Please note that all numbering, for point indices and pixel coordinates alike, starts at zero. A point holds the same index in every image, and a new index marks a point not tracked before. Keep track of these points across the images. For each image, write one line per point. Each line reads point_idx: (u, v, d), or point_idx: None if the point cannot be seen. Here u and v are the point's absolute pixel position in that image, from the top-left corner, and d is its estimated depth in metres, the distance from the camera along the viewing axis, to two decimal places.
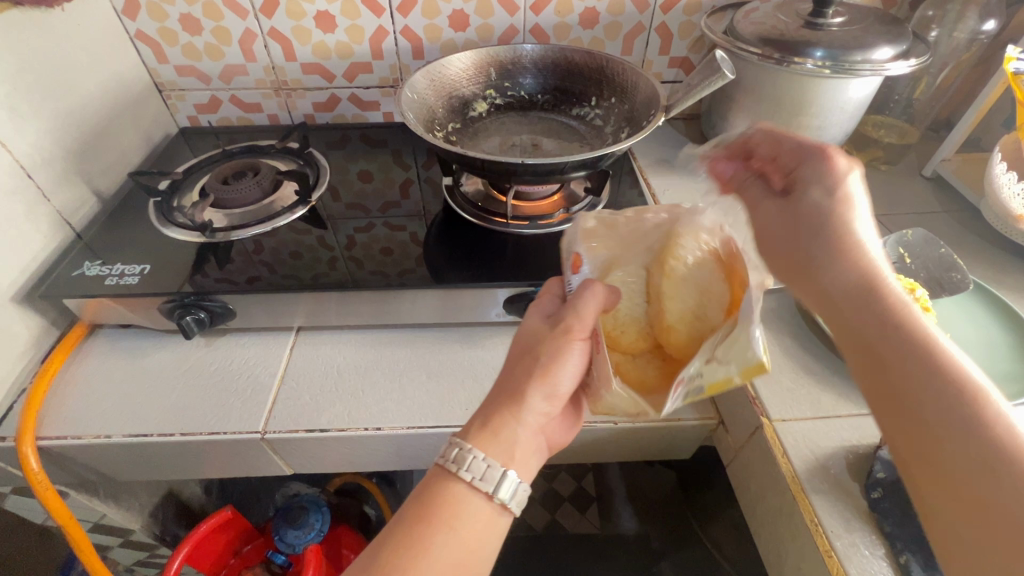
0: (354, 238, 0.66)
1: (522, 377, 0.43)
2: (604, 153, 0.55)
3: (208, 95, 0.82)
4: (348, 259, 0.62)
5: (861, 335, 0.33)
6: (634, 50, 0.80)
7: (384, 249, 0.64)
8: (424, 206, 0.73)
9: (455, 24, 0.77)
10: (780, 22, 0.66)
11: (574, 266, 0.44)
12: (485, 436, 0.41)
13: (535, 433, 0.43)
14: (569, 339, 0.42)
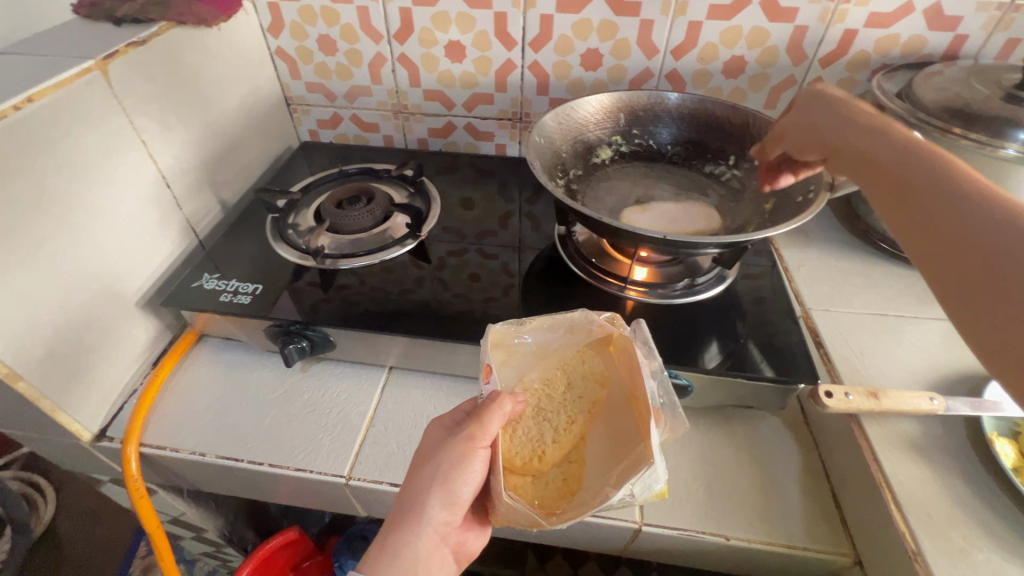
0: (445, 261, 0.66)
1: (420, 487, 0.42)
2: (755, 237, 0.48)
3: (331, 111, 0.84)
4: (436, 279, 0.63)
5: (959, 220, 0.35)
6: (779, 103, 0.73)
7: (474, 274, 0.64)
8: (520, 237, 0.71)
9: (587, 63, 0.73)
10: (975, 93, 0.56)
11: (485, 375, 0.44)
12: (383, 561, 0.39)
13: (436, 546, 0.42)
14: (467, 453, 0.40)
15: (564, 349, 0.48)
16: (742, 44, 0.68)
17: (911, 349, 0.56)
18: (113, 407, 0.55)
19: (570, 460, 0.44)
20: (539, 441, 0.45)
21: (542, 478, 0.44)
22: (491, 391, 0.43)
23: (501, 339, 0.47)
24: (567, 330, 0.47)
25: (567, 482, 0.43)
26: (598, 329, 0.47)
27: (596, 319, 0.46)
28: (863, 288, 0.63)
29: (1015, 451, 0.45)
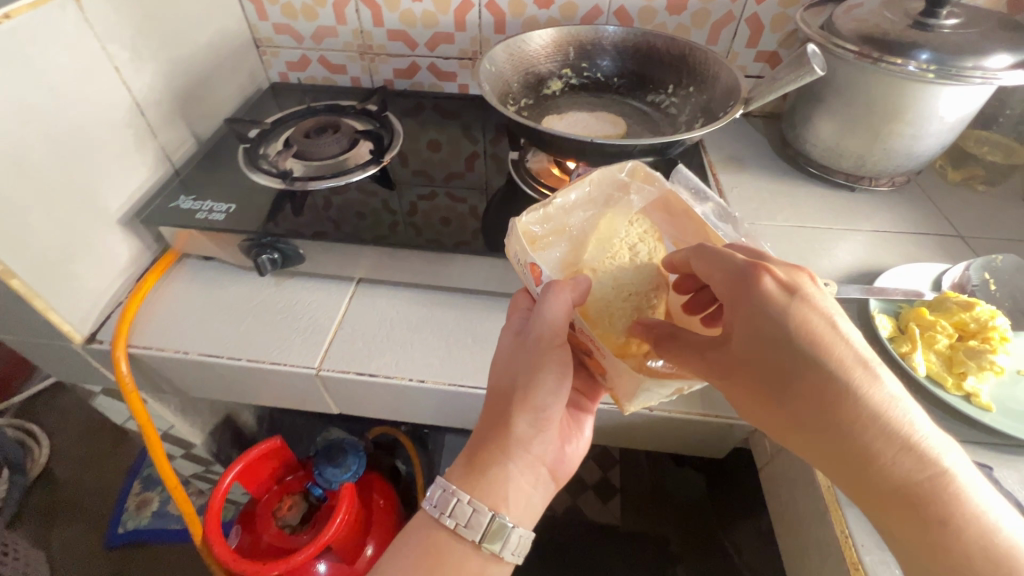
0: (415, 206, 0.67)
1: (506, 403, 0.44)
2: (676, 140, 0.54)
3: (300, 53, 0.87)
4: (408, 226, 0.63)
5: (789, 411, 0.35)
6: (720, 39, 0.78)
7: (445, 220, 0.65)
8: (488, 179, 0.75)
9: (540, 1, 0.77)
10: (885, 20, 0.61)
11: (536, 275, 0.43)
12: (471, 478, 0.43)
13: (530, 465, 0.45)
14: (544, 350, 0.43)
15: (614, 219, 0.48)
16: None
17: (823, 253, 0.63)
18: (101, 315, 0.61)
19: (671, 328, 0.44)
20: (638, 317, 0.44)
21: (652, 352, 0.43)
22: (546, 284, 0.42)
23: (534, 230, 0.46)
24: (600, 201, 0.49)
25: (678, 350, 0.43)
26: (628, 183, 0.49)
27: (616, 173, 0.49)
28: (788, 206, 0.70)
29: (892, 324, 0.52)
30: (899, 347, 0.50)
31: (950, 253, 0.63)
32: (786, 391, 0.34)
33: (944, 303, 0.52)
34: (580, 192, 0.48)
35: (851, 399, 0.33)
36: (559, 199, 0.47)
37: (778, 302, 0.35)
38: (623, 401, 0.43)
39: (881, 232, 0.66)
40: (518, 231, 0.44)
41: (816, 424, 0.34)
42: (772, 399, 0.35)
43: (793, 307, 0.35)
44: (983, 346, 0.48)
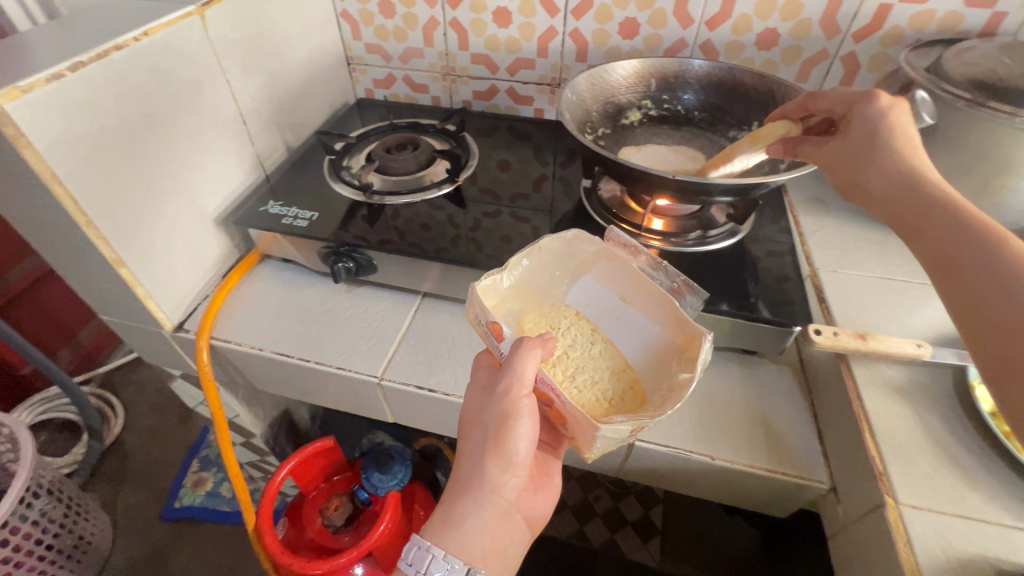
0: (480, 221, 0.69)
1: (477, 453, 0.44)
2: (760, 182, 0.53)
3: (386, 72, 0.92)
4: (469, 239, 0.65)
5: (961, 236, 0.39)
6: (811, 77, 0.75)
7: (507, 236, 0.67)
8: (553, 202, 0.75)
9: (625, 31, 0.77)
10: (1004, 67, 0.57)
11: (497, 334, 0.44)
12: (444, 531, 0.43)
13: (503, 517, 0.45)
14: (515, 402, 0.43)
15: (559, 288, 0.54)
16: (775, 16, 0.71)
17: (913, 310, 0.58)
18: (189, 306, 0.65)
19: (622, 374, 0.48)
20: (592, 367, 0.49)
21: (607, 396, 0.47)
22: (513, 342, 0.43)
23: (489, 293, 0.49)
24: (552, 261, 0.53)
25: (632, 389, 0.47)
26: (574, 241, 0.53)
27: (565, 238, 0.53)
28: (875, 255, 0.65)
29: (996, 398, 0.47)
30: (1003, 425, 0.45)
31: None
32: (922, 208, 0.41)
33: None
34: (531, 260, 0.52)
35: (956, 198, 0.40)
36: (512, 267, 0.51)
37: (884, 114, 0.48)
38: (584, 448, 0.43)
39: None
40: (476, 293, 0.46)
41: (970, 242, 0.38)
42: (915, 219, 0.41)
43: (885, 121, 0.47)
44: None
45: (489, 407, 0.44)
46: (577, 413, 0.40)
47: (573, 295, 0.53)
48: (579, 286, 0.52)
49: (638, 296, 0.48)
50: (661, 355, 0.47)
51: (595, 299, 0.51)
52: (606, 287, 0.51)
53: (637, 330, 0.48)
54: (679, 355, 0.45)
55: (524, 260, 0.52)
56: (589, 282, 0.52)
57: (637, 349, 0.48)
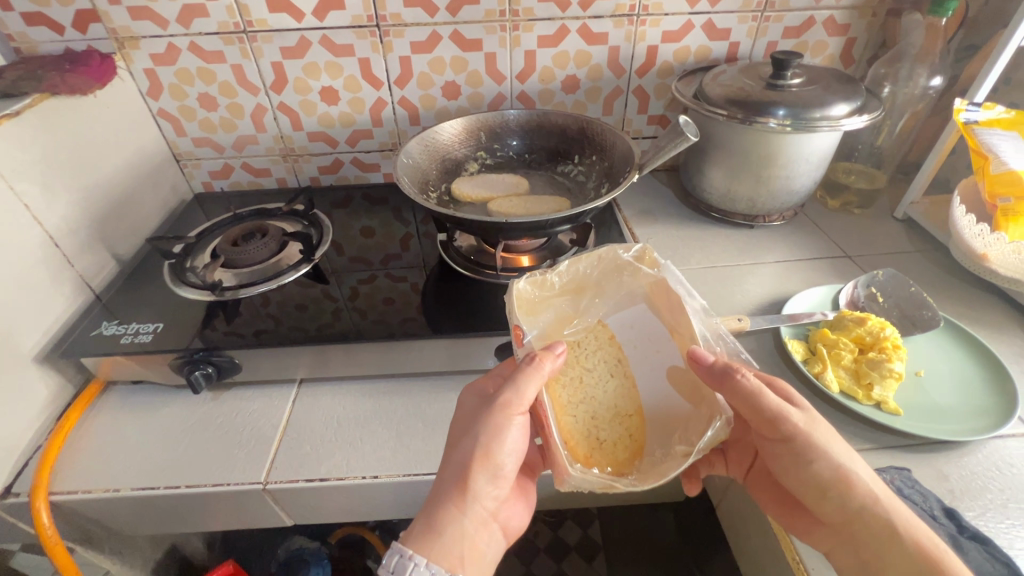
0: (356, 290, 0.71)
1: (465, 464, 0.44)
2: (584, 209, 0.61)
3: (221, 162, 0.89)
4: (352, 310, 0.66)
5: (815, 485, 0.41)
6: (614, 109, 0.87)
7: (387, 299, 0.69)
8: (424, 258, 0.77)
9: (448, 93, 0.84)
10: (745, 84, 0.71)
11: (518, 334, 0.49)
12: (428, 539, 0.42)
13: (485, 525, 0.45)
14: (509, 415, 0.44)
15: (596, 307, 0.55)
16: (571, 65, 0.82)
17: (734, 289, 0.69)
18: (16, 465, 0.56)
19: (631, 414, 0.50)
20: (604, 401, 0.51)
21: (607, 445, 0.48)
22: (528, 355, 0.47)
23: (525, 298, 0.51)
24: (594, 281, 0.54)
25: (631, 437, 0.49)
26: (626, 263, 0.53)
27: (623, 256, 0.53)
28: (698, 249, 0.76)
29: (803, 347, 0.57)
30: (812, 368, 0.54)
31: (842, 274, 0.71)
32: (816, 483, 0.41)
33: (843, 322, 0.57)
34: (576, 268, 0.53)
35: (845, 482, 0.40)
36: (553, 274, 0.53)
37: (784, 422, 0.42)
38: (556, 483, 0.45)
39: (782, 262, 0.73)
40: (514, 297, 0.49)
41: (832, 492, 0.41)
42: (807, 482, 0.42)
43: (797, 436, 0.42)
44: (881, 356, 0.53)
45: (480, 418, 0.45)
46: (558, 456, 0.43)
47: (613, 318, 0.54)
48: (626, 309, 0.54)
49: (682, 338, 0.49)
50: (675, 401, 0.49)
51: (638, 326, 0.53)
52: (654, 320, 0.52)
53: (667, 371, 0.51)
54: (688, 422, 0.47)
55: (580, 265, 0.54)
56: (639, 309, 0.53)
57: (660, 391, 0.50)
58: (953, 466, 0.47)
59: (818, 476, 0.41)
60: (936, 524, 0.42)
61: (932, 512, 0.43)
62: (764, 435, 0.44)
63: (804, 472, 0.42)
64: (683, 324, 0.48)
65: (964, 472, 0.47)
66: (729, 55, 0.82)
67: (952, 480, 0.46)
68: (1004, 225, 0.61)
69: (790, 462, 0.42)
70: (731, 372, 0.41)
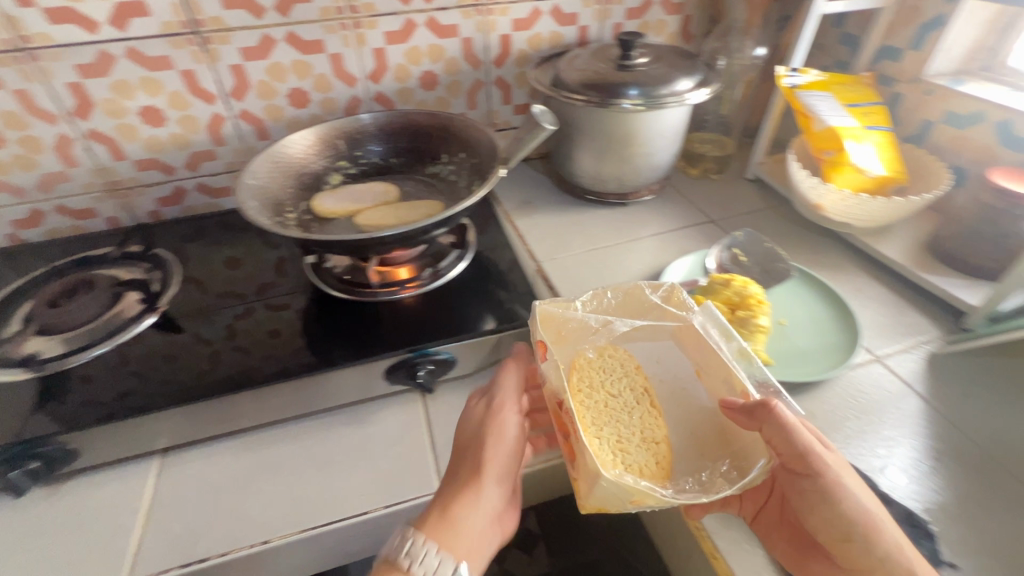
0: (234, 328, 0.64)
1: (468, 464, 0.49)
2: (454, 211, 0.58)
3: (25, 208, 0.74)
4: (234, 349, 0.60)
5: (839, 527, 0.40)
6: (478, 102, 0.85)
7: (275, 330, 0.63)
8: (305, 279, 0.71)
9: (295, 101, 0.77)
10: (597, 67, 0.72)
11: (541, 352, 0.48)
12: (436, 528, 0.46)
13: (488, 519, 0.48)
14: (504, 414, 0.50)
15: (628, 339, 0.55)
16: (425, 60, 0.78)
17: (616, 268, 0.70)
18: None
19: (659, 441, 0.48)
20: (630, 428, 0.48)
21: (632, 464, 0.45)
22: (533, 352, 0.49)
23: (548, 317, 0.51)
24: (619, 312, 0.53)
25: (661, 462, 0.46)
26: (664, 304, 0.51)
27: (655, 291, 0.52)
28: (579, 233, 0.77)
29: None
30: None
31: (709, 238, 0.75)
32: (848, 531, 0.40)
33: (713, 286, 0.59)
34: (614, 293, 0.53)
35: (870, 527, 0.39)
36: (608, 296, 0.53)
37: (820, 462, 0.41)
38: (583, 498, 0.41)
39: (656, 235, 0.76)
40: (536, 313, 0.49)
41: (857, 536, 0.40)
42: (839, 534, 0.40)
43: (829, 473, 0.41)
44: (748, 314, 0.56)
45: (500, 441, 0.49)
46: (587, 457, 0.39)
47: (637, 350, 0.54)
48: (654, 343, 0.54)
49: (712, 374, 0.48)
50: (703, 439, 0.48)
51: (666, 361, 0.53)
52: (683, 357, 0.52)
53: (698, 403, 0.50)
54: (728, 453, 0.45)
55: (607, 295, 0.53)
56: (670, 346, 0.53)
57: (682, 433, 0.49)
58: (818, 403, 0.52)
59: (846, 517, 0.40)
60: None
61: None
62: (787, 470, 0.43)
63: (825, 510, 0.41)
64: (714, 357, 0.47)
65: (827, 407, 0.52)
66: (580, 39, 0.83)
67: (819, 417, 0.51)
68: (831, 176, 0.68)
69: (819, 500, 0.41)
70: (765, 404, 0.41)
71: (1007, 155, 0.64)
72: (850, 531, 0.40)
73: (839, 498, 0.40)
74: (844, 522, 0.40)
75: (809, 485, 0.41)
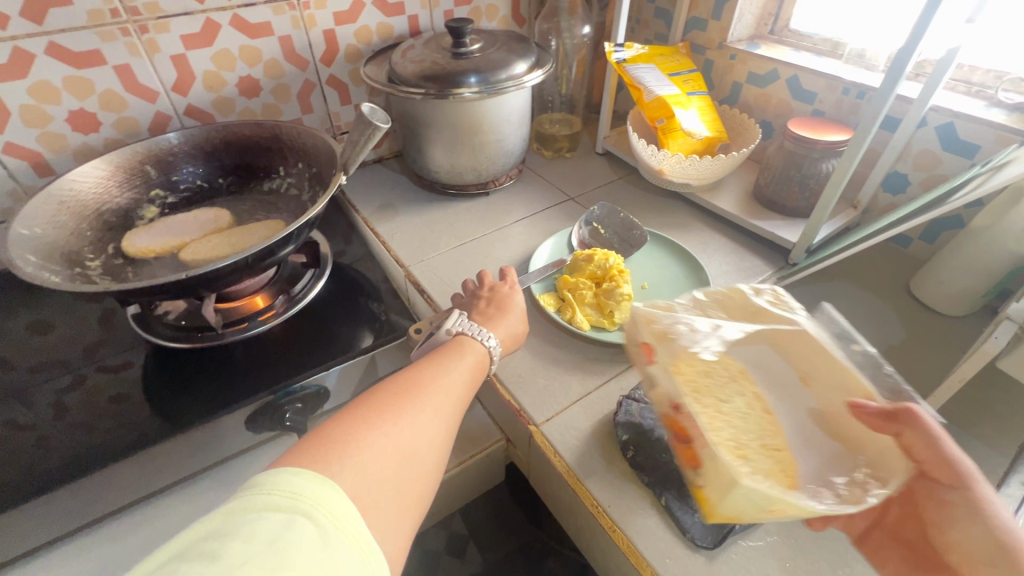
0: (62, 405, 0.52)
1: (428, 371, 0.42)
2: (296, 227, 0.52)
3: None
4: (67, 430, 0.49)
5: (980, 548, 0.34)
6: (313, 106, 0.78)
7: (121, 393, 0.53)
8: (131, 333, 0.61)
9: (81, 125, 0.64)
10: (432, 57, 0.69)
11: (649, 356, 0.43)
12: (383, 411, 0.36)
13: (429, 431, 0.37)
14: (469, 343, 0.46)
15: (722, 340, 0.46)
16: (240, 64, 0.69)
17: (487, 259, 0.69)
18: None
19: (781, 448, 0.41)
20: (747, 433, 0.41)
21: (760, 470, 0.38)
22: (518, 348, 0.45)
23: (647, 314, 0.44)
24: (723, 305, 0.45)
25: (786, 471, 0.39)
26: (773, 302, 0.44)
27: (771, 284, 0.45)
28: (446, 230, 0.74)
29: (554, 298, 0.60)
30: (565, 314, 0.58)
31: (571, 215, 0.77)
32: (985, 552, 0.34)
33: (576, 263, 0.61)
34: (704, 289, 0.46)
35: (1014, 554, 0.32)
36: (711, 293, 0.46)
37: (958, 472, 0.36)
38: (709, 506, 0.37)
39: (521, 220, 0.76)
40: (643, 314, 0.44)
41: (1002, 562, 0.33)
42: (976, 559, 0.34)
43: (978, 489, 0.35)
44: (612, 285, 0.58)
45: (507, 312, 0.52)
46: (720, 463, 0.35)
47: (733, 351, 0.46)
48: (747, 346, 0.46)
49: (822, 375, 0.42)
50: (814, 438, 0.42)
51: (767, 368, 0.45)
52: (790, 361, 0.44)
53: (807, 408, 0.43)
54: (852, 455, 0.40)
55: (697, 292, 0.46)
56: (764, 349, 0.45)
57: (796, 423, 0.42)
58: None
59: (981, 537, 0.34)
60: None
61: None
62: (925, 484, 0.38)
63: (952, 522, 0.36)
64: (825, 360, 0.42)
65: None
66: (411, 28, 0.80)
67: None
68: (666, 142, 0.72)
69: (955, 515, 0.36)
70: (909, 407, 0.37)
71: (800, 106, 0.73)
72: (988, 555, 0.33)
73: (982, 518, 0.34)
74: (981, 542, 0.34)
75: (946, 497, 0.36)
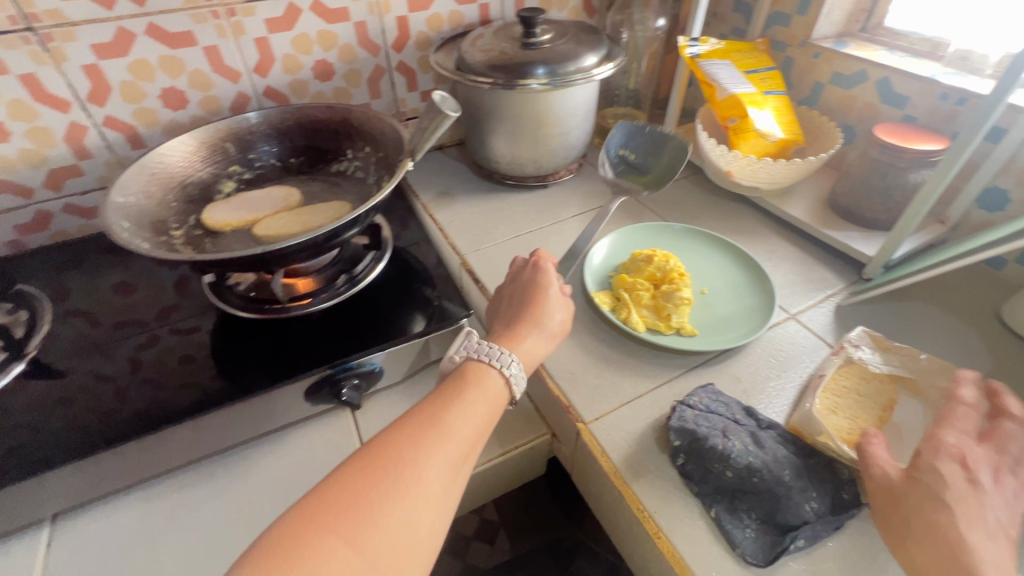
0: (137, 361, 0.56)
1: (432, 410, 0.40)
2: (364, 209, 0.54)
3: None
4: (139, 385, 0.53)
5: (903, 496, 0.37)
6: (382, 91, 0.80)
7: (185, 358, 0.56)
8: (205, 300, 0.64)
9: (171, 102, 0.68)
10: (501, 46, 0.69)
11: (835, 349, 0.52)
12: (376, 472, 0.35)
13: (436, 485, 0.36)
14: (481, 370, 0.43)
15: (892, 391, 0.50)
16: (316, 48, 0.72)
17: (541, 252, 0.69)
18: None
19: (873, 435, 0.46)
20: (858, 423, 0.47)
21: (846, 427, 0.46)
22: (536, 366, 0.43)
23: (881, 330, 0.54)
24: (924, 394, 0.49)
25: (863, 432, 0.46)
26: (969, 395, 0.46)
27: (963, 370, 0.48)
28: (503, 220, 0.75)
29: (609, 296, 0.59)
30: (620, 314, 0.56)
31: (629, 213, 0.76)
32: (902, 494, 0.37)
33: (635, 263, 0.61)
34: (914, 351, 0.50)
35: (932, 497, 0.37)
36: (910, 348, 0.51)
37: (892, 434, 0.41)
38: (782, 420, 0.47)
39: (578, 215, 0.75)
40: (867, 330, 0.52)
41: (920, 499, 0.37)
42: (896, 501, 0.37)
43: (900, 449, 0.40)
44: (671, 287, 0.57)
45: (524, 325, 0.49)
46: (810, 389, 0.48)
47: (912, 403, 0.48)
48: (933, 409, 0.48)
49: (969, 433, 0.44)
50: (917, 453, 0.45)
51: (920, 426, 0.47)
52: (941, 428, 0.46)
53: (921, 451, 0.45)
54: None
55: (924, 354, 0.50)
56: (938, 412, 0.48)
57: (912, 414, 0.47)
58: (742, 367, 0.53)
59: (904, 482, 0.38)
60: (742, 426, 0.45)
61: (735, 418, 0.46)
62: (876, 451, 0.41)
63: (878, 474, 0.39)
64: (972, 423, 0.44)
65: (751, 369, 0.53)
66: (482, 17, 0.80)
67: (744, 380, 0.52)
68: (737, 143, 0.69)
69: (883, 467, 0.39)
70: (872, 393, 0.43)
71: (888, 111, 0.68)
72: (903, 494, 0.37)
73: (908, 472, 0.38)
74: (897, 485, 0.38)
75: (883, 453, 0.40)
